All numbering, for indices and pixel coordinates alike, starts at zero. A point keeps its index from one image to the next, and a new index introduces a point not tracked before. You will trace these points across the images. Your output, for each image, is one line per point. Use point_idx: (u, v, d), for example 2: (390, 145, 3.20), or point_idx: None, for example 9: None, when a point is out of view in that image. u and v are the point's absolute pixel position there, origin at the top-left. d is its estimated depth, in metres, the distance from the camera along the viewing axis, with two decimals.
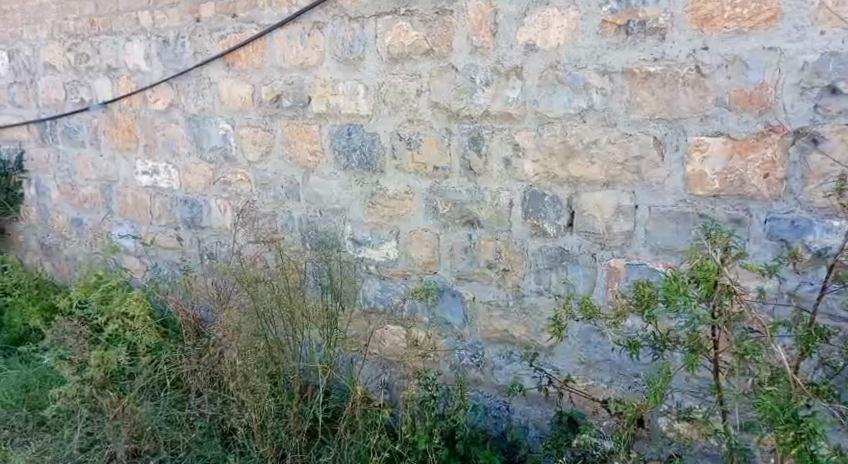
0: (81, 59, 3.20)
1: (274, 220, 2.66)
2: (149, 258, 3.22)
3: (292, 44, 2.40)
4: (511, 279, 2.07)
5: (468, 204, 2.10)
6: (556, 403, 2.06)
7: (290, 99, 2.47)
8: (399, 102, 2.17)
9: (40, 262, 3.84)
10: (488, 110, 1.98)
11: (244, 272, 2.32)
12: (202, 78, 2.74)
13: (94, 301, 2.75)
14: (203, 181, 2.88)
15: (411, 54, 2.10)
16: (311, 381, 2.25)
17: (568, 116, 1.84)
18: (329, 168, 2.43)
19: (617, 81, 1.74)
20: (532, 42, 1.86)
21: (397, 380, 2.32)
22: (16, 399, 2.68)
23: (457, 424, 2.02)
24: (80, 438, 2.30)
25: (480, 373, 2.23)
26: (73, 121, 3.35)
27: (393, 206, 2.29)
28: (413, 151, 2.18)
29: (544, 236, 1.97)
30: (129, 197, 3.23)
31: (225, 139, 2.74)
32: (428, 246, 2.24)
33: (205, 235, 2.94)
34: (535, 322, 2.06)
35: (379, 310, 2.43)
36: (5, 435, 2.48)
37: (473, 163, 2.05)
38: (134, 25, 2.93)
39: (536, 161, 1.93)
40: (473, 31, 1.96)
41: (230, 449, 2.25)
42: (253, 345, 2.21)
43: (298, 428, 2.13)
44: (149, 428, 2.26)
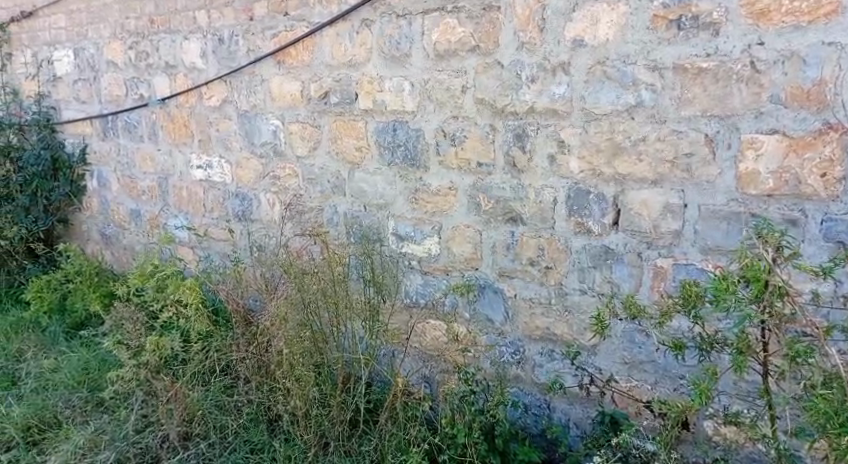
0: (141, 57, 3.34)
1: (320, 214, 2.71)
2: (201, 249, 3.34)
3: (341, 41, 2.44)
4: (555, 277, 2.06)
5: (511, 200, 2.10)
6: (598, 402, 2.04)
7: (338, 96, 2.52)
8: (445, 98, 2.18)
9: (101, 251, 4.02)
10: (534, 106, 1.98)
11: (291, 264, 2.36)
12: (254, 75, 2.82)
13: (150, 289, 2.88)
14: (253, 176, 2.97)
15: (457, 51, 2.11)
16: (354, 372, 2.29)
17: (615, 113, 1.81)
18: (374, 163, 2.47)
19: (668, 77, 1.70)
20: (579, 38, 1.84)
21: (437, 375, 2.38)
22: (78, 380, 2.83)
23: (497, 420, 2.02)
24: (135, 421, 2.42)
25: (520, 370, 2.23)
26: (133, 116, 3.50)
27: (436, 202, 2.31)
28: (458, 147, 2.19)
29: (588, 234, 1.95)
30: (184, 190, 3.35)
31: (275, 135, 2.81)
32: (471, 242, 2.25)
33: (254, 228, 3.02)
34: (577, 320, 2.04)
35: (421, 304, 2.45)
36: (67, 415, 2.61)
37: (517, 159, 2.05)
38: (192, 24, 3.04)
39: (583, 158, 1.91)
40: (520, 27, 1.96)
41: (275, 435, 2.32)
42: (299, 336, 2.26)
43: (341, 417, 2.20)
44: (199, 412, 2.38)
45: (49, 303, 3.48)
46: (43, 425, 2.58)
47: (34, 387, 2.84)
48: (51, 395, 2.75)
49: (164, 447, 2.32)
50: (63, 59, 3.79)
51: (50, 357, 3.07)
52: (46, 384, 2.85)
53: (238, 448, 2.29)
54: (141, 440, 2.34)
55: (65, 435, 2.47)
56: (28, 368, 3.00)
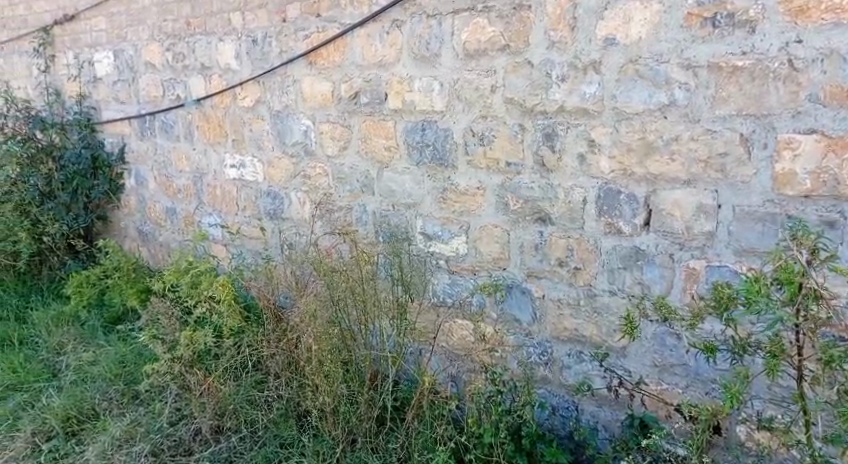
0: (178, 58, 3.42)
1: (349, 213, 2.74)
2: (234, 247, 3.40)
3: (371, 42, 2.46)
4: (583, 277, 2.04)
5: (540, 200, 2.09)
6: (627, 405, 2.01)
7: (368, 96, 2.54)
8: (474, 98, 2.18)
9: (138, 248, 4.13)
10: (564, 106, 1.96)
11: (321, 262, 2.40)
12: (287, 76, 2.86)
13: (184, 285, 2.94)
14: (285, 175, 3.01)
15: (487, 50, 2.11)
16: (381, 369, 2.32)
17: (647, 112, 1.79)
18: (403, 163, 2.48)
19: (702, 75, 1.67)
20: (611, 37, 1.82)
21: (465, 374, 2.37)
22: (114, 373, 2.92)
23: (524, 420, 2.03)
24: (169, 413, 2.51)
25: (548, 372, 2.21)
26: (170, 117, 3.58)
27: (464, 201, 2.31)
28: (486, 147, 2.19)
29: (618, 234, 1.93)
30: (218, 189, 3.42)
31: (307, 134, 2.85)
32: (499, 242, 2.24)
33: (286, 226, 3.07)
34: (606, 322, 2.02)
35: (449, 303, 2.45)
36: (104, 407, 2.70)
37: (546, 159, 2.04)
38: (226, 26, 3.10)
39: (614, 157, 1.89)
40: (551, 26, 1.95)
41: (304, 430, 2.38)
42: (328, 332, 2.29)
43: (369, 414, 2.24)
44: (231, 406, 2.47)
45: (88, 297, 3.60)
46: (82, 416, 2.67)
47: (73, 379, 2.94)
48: (90, 387, 2.84)
49: (197, 439, 2.41)
50: (104, 61, 3.90)
51: (89, 350, 3.17)
52: (84, 377, 2.95)
53: (268, 443, 2.35)
54: (174, 433, 2.42)
55: (103, 427, 2.56)
56: (68, 361, 3.10)
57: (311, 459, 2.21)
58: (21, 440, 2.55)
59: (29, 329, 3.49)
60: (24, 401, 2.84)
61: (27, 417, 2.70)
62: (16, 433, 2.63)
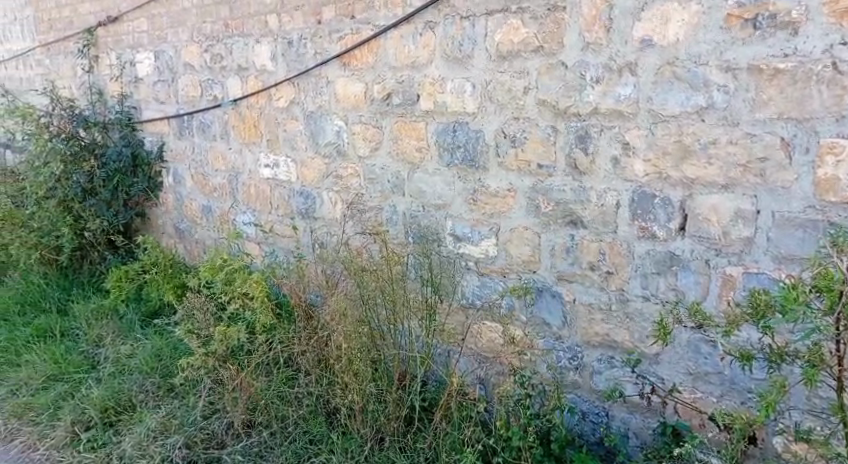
0: (216, 59, 3.48)
1: (380, 213, 2.76)
2: (267, 245, 3.45)
3: (404, 43, 2.47)
4: (616, 282, 2.02)
5: (572, 203, 2.07)
6: (660, 413, 1.98)
7: (400, 97, 2.56)
8: (506, 99, 2.18)
9: (175, 245, 4.22)
10: (598, 108, 1.94)
11: (352, 261, 2.45)
12: (321, 77, 2.89)
13: (219, 282, 3.00)
14: (317, 175, 3.05)
15: (521, 51, 2.10)
16: (410, 369, 2.32)
17: (685, 115, 1.76)
18: (433, 164, 2.49)
19: (742, 78, 1.64)
20: (648, 38, 1.80)
21: (493, 377, 2.39)
22: (150, 366, 2.99)
23: (553, 425, 2.02)
24: (203, 407, 2.59)
25: (578, 376, 2.19)
26: (208, 117, 3.66)
27: (495, 203, 2.30)
28: (518, 149, 2.18)
29: (652, 239, 1.90)
30: (253, 188, 3.48)
31: (339, 135, 2.88)
32: (530, 245, 2.23)
33: (317, 225, 3.11)
34: (639, 327, 1.99)
35: (477, 305, 2.44)
36: (141, 398, 2.78)
37: (579, 162, 2.02)
38: (263, 27, 3.15)
39: (649, 160, 1.86)
40: (586, 27, 1.93)
41: (333, 427, 2.41)
42: (357, 331, 2.32)
43: (397, 414, 2.26)
44: (263, 402, 2.51)
45: (126, 292, 3.66)
46: (119, 408, 2.75)
47: (111, 371, 3.03)
48: (127, 379, 2.93)
49: (229, 433, 2.48)
50: (144, 62, 4.01)
51: (127, 343, 3.25)
52: (122, 370, 3.03)
53: (298, 439, 2.40)
54: (207, 426, 2.50)
55: (139, 418, 2.64)
56: (107, 353, 3.20)
57: (340, 456, 2.24)
58: (62, 429, 2.65)
59: (70, 322, 3.60)
60: (64, 391, 2.94)
61: (67, 407, 2.79)
62: (57, 421, 2.73)
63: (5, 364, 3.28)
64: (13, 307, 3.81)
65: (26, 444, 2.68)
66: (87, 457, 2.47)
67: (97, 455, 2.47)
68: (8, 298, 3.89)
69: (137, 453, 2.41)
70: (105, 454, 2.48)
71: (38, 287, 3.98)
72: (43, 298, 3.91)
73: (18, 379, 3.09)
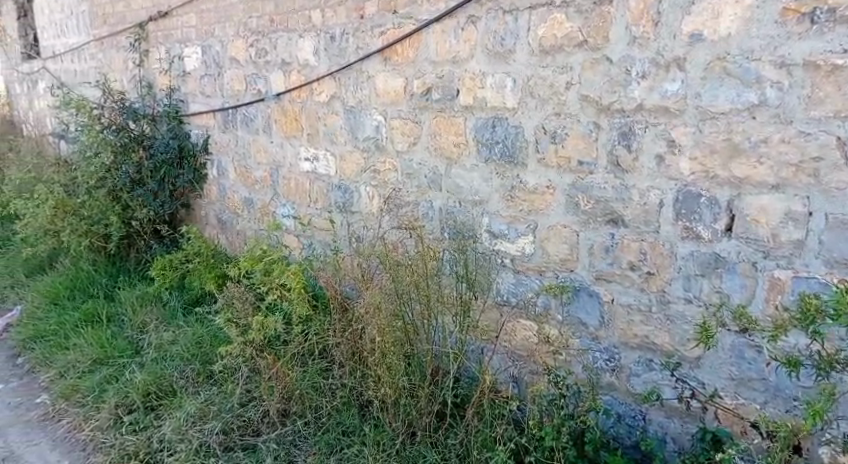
0: (260, 54, 3.53)
1: (416, 208, 2.75)
2: (305, 238, 3.49)
3: (446, 38, 2.46)
4: (657, 283, 1.96)
5: (613, 201, 2.03)
6: (700, 418, 1.93)
7: (439, 92, 2.55)
8: (548, 95, 2.14)
9: (217, 235, 4.29)
10: (643, 104, 1.89)
11: (387, 255, 2.44)
12: (362, 72, 2.90)
13: (258, 272, 3.03)
14: (355, 169, 3.07)
15: (564, 46, 2.06)
16: (443, 365, 2.34)
17: (735, 112, 1.70)
18: (471, 160, 2.47)
19: (797, 74, 1.58)
20: (697, 33, 1.74)
21: (527, 376, 2.38)
22: (190, 353, 3.05)
23: (587, 426, 1.98)
24: (240, 395, 2.63)
25: (615, 378, 2.14)
26: (251, 110, 3.71)
27: (533, 200, 2.27)
28: (558, 145, 2.15)
29: (697, 239, 1.85)
30: (293, 181, 3.52)
31: (378, 130, 2.88)
32: (568, 243, 2.19)
33: (354, 219, 3.12)
34: (680, 330, 1.93)
35: (512, 303, 2.41)
36: (181, 384, 2.84)
37: (622, 159, 1.98)
38: (307, 22, 3.16)
39: (694, 159, 1.81)
40: (633, 21, 1.88)
41: (366, 420, 2.44)
42: (391, 325, 2.32)
43: (428, 409, 2.28)
44: (297, 392, 2.54)
45: (171, 280, 3.74)
46: (160, 392, 2.82)
47: (153, 356, 3.10)
48: (167, 365, 3.00)
49: (264, 421, 2.53)
50: (192, 56, 4.09)
51: (170, 329, 3.33)
52: (164, 355, 3.11)
53: (331, 429, 2.44)
54: (244, 413, 2.56)
55: (178, 403, 2.70)
56: (150, 339, 3.28)
57: (372, 448, 2.27)
58: (105, 411, 2.75)
59: (115, 308, 3.70)
60: (108, 375, 3.04)
61: (111, 390, 2.88)
62: (101, 404, 2.83)
63: (55, 347, 3.42)
64: (63, 292, 3.93)
65: (73, 425, 2.82)
66: (129, 440, 2.54)
67: (138, 438, 2.54)
68: (58, 283, 4.01)
69: (175, 437, 2.48)
70: (146, 437, 2.55)
71: (87, 274, 4.08)
72: (91, 284, 4.01)
73: (67, 361, 3.22)
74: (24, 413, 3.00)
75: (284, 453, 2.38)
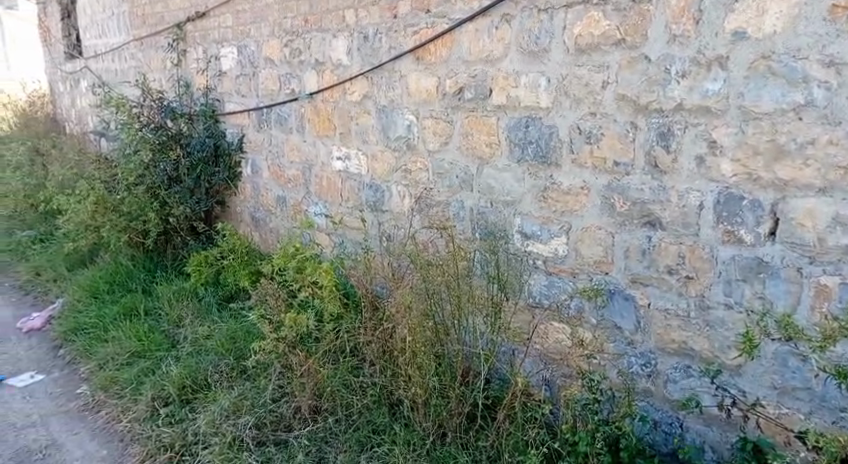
0: (295, 54, 3.55)
1: (447, 208, 2.73)
2: (337, 236, 3.50)
3: (479, 37, 2.43)
4: (695, 287, 1.92)
5: (650, 203, 1.98)
6: (740, 427, 1.87)
7: (472, 91, 2.53)
8: (583, 94, 2.11)
9: (250, 233, 4.34)
10: (683, 104, 1.84)
11: (419, 255, 2.43)
12: (394, 71, 2.90)
13: (291, 269, 3.06)
14: (387, 168, 3.07)
15: (600, 45, 2.02)
16: (473, 366, 2.34)
17: (779, 113, 1.65)
18: (504, 160, 2.44)
19: (846, 73, 1.53)
20: (740, 31, 1.69)
21: (559, 379, 2.34)
22: (225, 348, 3.09)
23: (622, 432, 1.94)
24: (272, 390, 2.67)
25: (651, 384, 2.09)
26: (285, 110, 3.75)
27: (566, 201, 2.24)
28: (593, 145, 2.11)
29: (738, 243, 1.79)
30: (325, 180, 3.54)
31: (410, 129, 2.88)
32: (602, 245, 2.15)
33: (385, 219, 3.13)
34: (719, 336, 1.88)
35: (544, 305, 2.38)
36: (215, 378, 2.89)
37: (660, 159, 1.93)
38: (341, 22, 3.17)
39: (736, 160, 1.76)
40: (672, 19, 1.83)
41: (396, 418, 2.45)
42: (422, 324, 2.33)
43: (459, 410, 2.27)
44: (329, 389, 2.56)
45: (206, 276, 3.80)
46: (195, 386, 2.87)
47: (189, 351, 3.16)
48: (203, 359, 3.05)
49: (296, 417, 2.56)
50: (228, 56, 4.14)
51: (205, 324, 3.39)
52: (199, 350, 3.16)
53: (361, 427, 2.45)
54: (276, 409, 2.59)
55: (213, 397, 2.75)
56: (186, 334, 3.34)
57: (402, 448, 2.28)
58: (143, 403, 2.81)
59: (153, 302, 3.78)
60: (145, 368, 3.10)
61: (148, 383, 2.95)
62: (139, 396, 2.90)
63: (94, 340, 3.51)
64: (102, 286, 4.04)
65: (111, 416, 2.88)
66: (165, 432, 2.60)
67: (174, 431, 2.60)
68: (98, 278, 4.11)
69: (210, 430, 2.53)
70: (181, 430, 2.61)
71: (126, 269, 4.18)
72: (130, 279, 4.11)
73: (106, 353, 3.30)
74: (64, 404, 3.09)
75: (315, 449, 2.41)
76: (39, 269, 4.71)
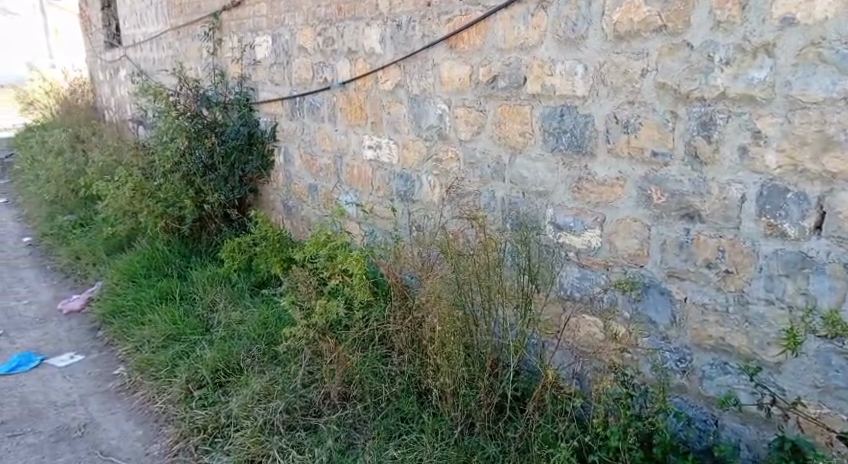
0: (328, 43, 3.55)
1: (478, 199, 2.71)
2: (367, 225, 3.51)
3: (514, 25, 2.40)
4: (735, 283, 1.86)
5: (689, 195, 1.93)
6: (778, 426, 1.81)
7: (505, 80, 2.49)
8: (621, 83, 2.06)
9: (282, 221, 4.37)
10: (725, 92, 1.78)
11: (449, 245, 2.43)
12: (427, 60, 2.87)
13: (322, 257, 3.07)
14: (418, 158, 3.06)
15: (640, 31, 1.97)
16: (503, 358, 2.32)
17: (829, 102, 1.58)
18: (537, 150, 2.41)
19: None
20: (789, 16, 1.62)
21: (590, 373, 2.31)
22: (257, 333, 3.13)
23: (655, 428, 1.90)
24: (303, 376, 2.70)
25: (685, 380, 2.05)
26: (318, 98, 3.76)
27: (601, 192, 2.19)
28: (630, 135, 2.06)
29: (782, 237, 1.73)
30: (356, 169, 3.55)
31: (442, 118, 2.86)
32: (637, 237, 2.10)
33: (415, 208, 3.12)
34: (759, 333, 1.83)
35: (576, 297, 2.34)
36: (248, 363, 2.94)
37: (700, 150, 1.87)
38: (374, 10, 3.16)
39: (782, 151, 1.70)
40: (717, 4, 1.76)
41: (424, 407, 2.45)
42: (452, 314, 2.32)
43: (488, 401, 2.26)
44: (358, 376, 2.58)
45: (239, 262, 3.82)
46: (228, 369, 2.92)
47: (222, 335, 3.21)
48: (236, 343, 3.09)
49: (325, 403, 2.59)
50: (263, 45, 4.16)
51: (237, 310, 3.44)
52: (232, 334, 3.20)
53: (390, 415, 2.47)
54: (306, 394, 2.62)
55: (245, 381, 2.79)
56: (220, 319, 3.39)
57: (430, 437, 2.29)
58: (178, 385, 2.87)
59: (188, 286, 3.85)
60: (180, 351, 3.16)
61: (182, 365, 3.01)
62: (173, 378, 2.96)
63: (132, 322, 3.60)
64: (139, 270, 4.14)
65: (147, 397, 2.96)
66: (198, 414, 2.66)
67: (207, 413, 2.66)
68: (135, 262, 4.21)
69: (242, 414, 2.58)
70: (213, 412, 2.66)
71: (162, 254, 4.27)
72: (166, 264, 4.20)
73: (143, 336, 3.38)
74: (102, 383, 3.18)
75: (344, 435, 2.44)
76: (80, 253, 4.84)
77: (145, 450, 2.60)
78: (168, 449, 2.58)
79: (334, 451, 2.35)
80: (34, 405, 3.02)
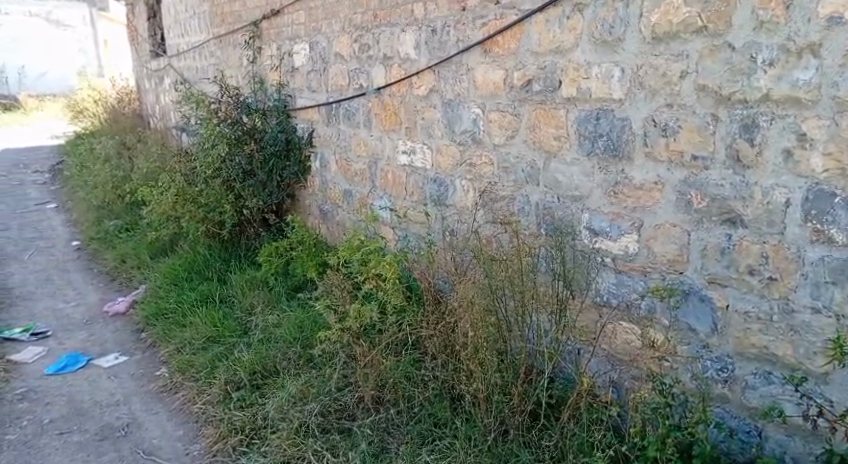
0: (364, 49, 3.58)
1: (512, 203, 2.69)
2: (401, 230, 3.52)
3: (550, 28, 2.38)
4: (779, 290, 1.81)
5: (731, 199, 1.87)
6: (826, 439, 1.75)
7: (540, 84, 2.47)
8: (660, 85, 2.02)
9: (318, 226, 4.41)
10: (769, 94, 1.74)
11: (482, 250, 2.44)
12: (462, 65, 2.87)
13: (356, 261, 3.08)
14: (451, 162, 3.05)
15: (680, 33, 1.93)
16: (536, 364, 2.30)
17: None
18: (572, 154, 2.38)
19: None
20: (837, 15, 1.57)
21: (627, 381, 2.26)
22: (292, 336, 3.17)
23: (695, 439, 1.85)
24: (338, 379, 2.72)
25: (727, 390, 1.98)
26: (353, 104, 3.79)
27: (638, 196, 2.15)
28: (669, 138, 2.02)
29: (829, 244, 1.68)
30: (391, 174, 3.56)
31: (475, 123, 2.85)
32: (677, 243, 2.06)
33: (449, 213, 3.11)
34: (805, 342, 1.77)
35: (613, 304, 2.30)
36: (284, 365, 2.98)
37: (743, 153, 1.82)
38: (409, 16, 3.17)
39: (829, 154, 1.64)
40: (760, 3, 1.72)
41: (457, 413, 2.44)
42: (485, 319, 2.31)
43: (521, 408, 2.24)
44: (391, 380, 2.59)
45: (276, 266, 3.87)
46: (265, 372, 2.97)
47: (260, 338, 3.26)
48: (272, 346, 3.13)
49: (359, 407, 2.61)
50: (300, 52, 4.22)
51: (275, 313, 3.48)
52: (269, 337, 3.25)
53: (423, 420, 2.48)
54: (341, 398, 2.64)
55: (281, 384, 2.83)
56: (257, 322, 3.45)
57: (463, 442, 2.28)
58: (217, 387, 2.93)
59: (227, 289, 3.93)
60: (220, 352, 3.22)
61: (221, 367, 3.07)
62: (213, 379, 3.02)
63: (173, 324, 3.69)
64: (181, 273, 4.24)
65: (187, 398, 3.02)
66: (236, 415, 2.71)
67: (244, 414, 2.70)
68: (177, 265, 4.32)
69: (278, 416, 2.62)
70: (251, 413, 2.71)
71: (202, 257, 4.36)
72: (206, 267, 4.29)
73: (184, 338, 3.47)
74: (145, 384, 3.26)
75: (378, 439, 2.45)
76: (125, 257, 4.98)
77: (185, 451, 2.66)
78: (207, 450, 2.63)
79: (368, 454, 2.37)
80: (81, 404, 3.12)
